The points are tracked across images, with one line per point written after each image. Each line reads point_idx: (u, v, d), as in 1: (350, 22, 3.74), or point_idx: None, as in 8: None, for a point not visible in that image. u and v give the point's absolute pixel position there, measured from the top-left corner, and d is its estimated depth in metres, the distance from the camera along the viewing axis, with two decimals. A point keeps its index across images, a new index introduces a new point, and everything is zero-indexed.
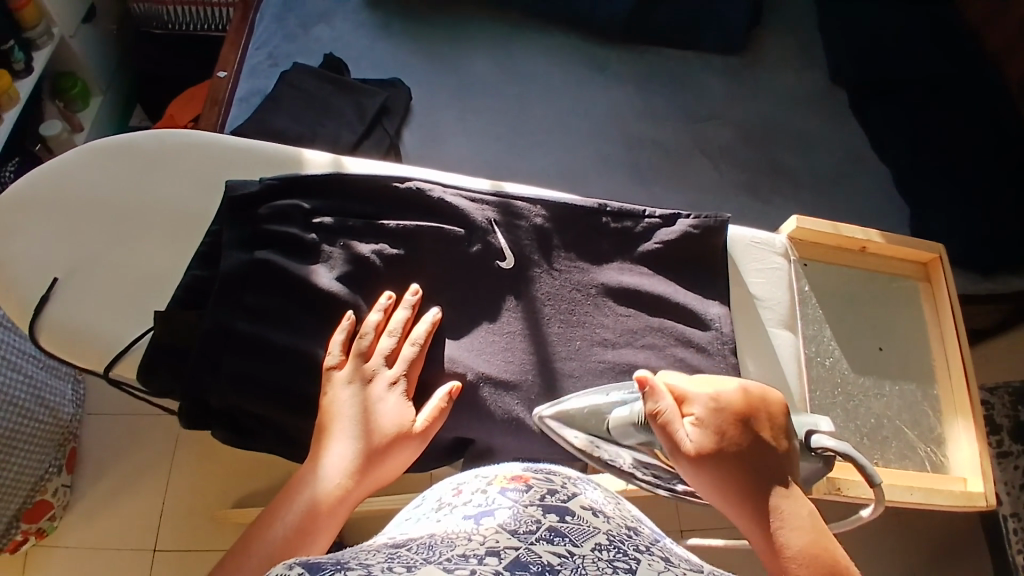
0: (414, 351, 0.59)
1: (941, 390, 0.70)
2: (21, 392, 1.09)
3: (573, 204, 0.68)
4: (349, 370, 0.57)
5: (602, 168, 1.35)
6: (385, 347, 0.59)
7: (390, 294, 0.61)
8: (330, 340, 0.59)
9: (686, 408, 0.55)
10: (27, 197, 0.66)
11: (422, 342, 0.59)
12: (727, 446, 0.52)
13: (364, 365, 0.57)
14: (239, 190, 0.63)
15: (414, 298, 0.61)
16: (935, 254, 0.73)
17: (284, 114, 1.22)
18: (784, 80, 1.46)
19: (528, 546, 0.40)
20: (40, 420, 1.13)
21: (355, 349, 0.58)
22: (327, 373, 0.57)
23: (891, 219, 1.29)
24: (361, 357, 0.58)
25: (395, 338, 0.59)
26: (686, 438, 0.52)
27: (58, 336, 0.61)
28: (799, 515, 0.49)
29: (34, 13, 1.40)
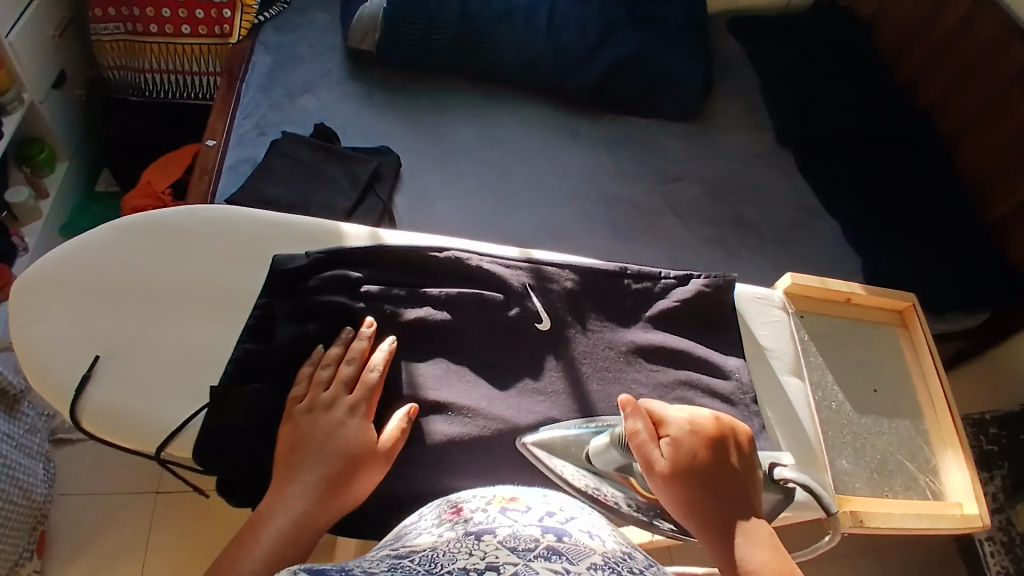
0: (374, 377, 0.60)
1: (929, 424, 0.78)
2: None
3: (598, 267, 0.74)
4: (310, 400, 0.58)
5: (584, 227, 1.42)
6: (344, 374, 0.59)
7: (349, 329, 0.63)
8: (300, 374, 0.60)
9: (662, 429, 0.59)
10: (62, 277, 0.65)
11: (381, 368, 0.61)
12: (698, 464, 0.56)
13: (323, 393, 0.58)
14: (286, 265, 0.65)
15: (369, 329, 0.62)
16: (908, 301, 0.83)
17: (277, 182, 1.24)
18: (739, 145, 1.61)
19: (526, 562, 0.40)
20: (13, 503, 1.04)
21: (314, 379, 0.59)
22: (292, 404, 0.58)
23: (846, 268, 1.42)
24: (322, 386, 0.58)
25: (355, 365, 0.60)
26: (661, 456, 0.57)
27: (106, 420, 0.60)
28: (757, 533, 0.55)
29: (6, 78, 1.34)
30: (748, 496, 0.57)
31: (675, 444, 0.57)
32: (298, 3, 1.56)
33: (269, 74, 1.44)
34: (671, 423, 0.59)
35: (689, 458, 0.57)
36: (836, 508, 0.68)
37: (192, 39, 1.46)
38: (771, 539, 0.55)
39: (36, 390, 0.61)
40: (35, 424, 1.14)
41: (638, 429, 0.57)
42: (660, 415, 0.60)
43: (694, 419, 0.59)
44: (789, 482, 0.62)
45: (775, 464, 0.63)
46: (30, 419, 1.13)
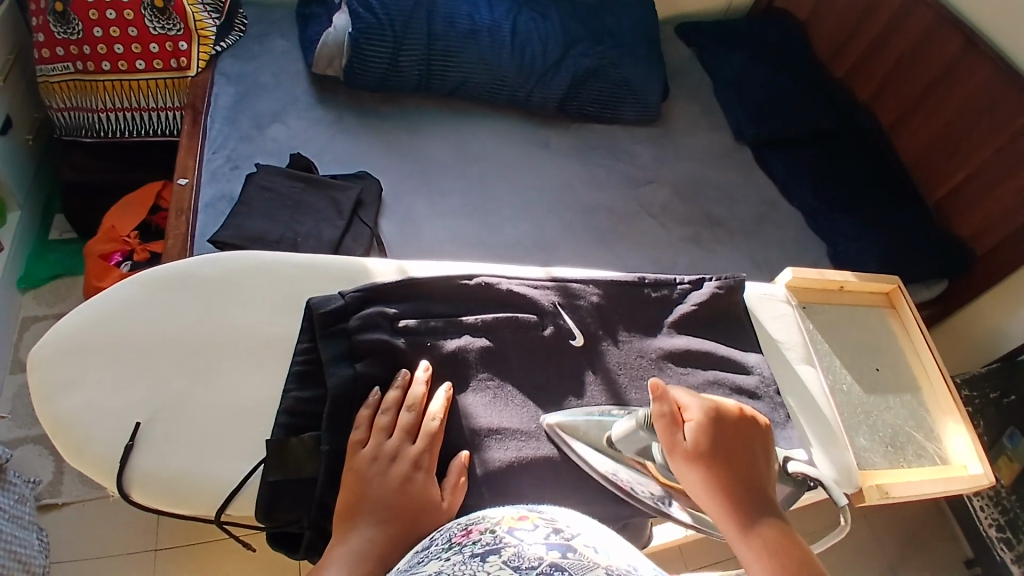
0: (435, 426, 0.60)
1: (928, 395, 0.85)
2: None
3: (619, 280, 0.77)
4: (374, 448, 0.57)
5: (567, 236, 1.45)
6: (405, 422, 0.59)
7: (405, 372, 0.63)
8: (357, 418, 0.59)
9: (685, 413, 0.62)
10: (86, 342, 0.63)
11: (441, 415, 0.61)
12: (722, 450, 0.59)
13: (387, 441, 0.58)
14: (324, 306, 0.64)
15: (426, 374, 0.63)
16: (894, 284, 0.90)
17: (260, 218, 1.22)
18: (700, 145, 1.68)
19: None
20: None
21: (376, 426, 0.59)
22: (353, 450, 0.58)
23: (814, 255, 1.51)
24: (384, 433, 0.58)
25: (415, 412, 0.60)
26: (686, 438, 0.60)
27: (159, 487, 0.58)
28: (768, 514, 0.58)
29: None
30: (767, 485, 0.60)
31: (699, 427, 0.60)
32: (255, 31, 1.52)
33: (234, 105, 1.40)
34: (696, 408, 0.62)
35: (712, 442, 0.59)
36: (860, 484, 0.73)
37: (147, 75, 1.39)
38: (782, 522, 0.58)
39: (74, 465, 0.59)
40: (24, 493, 1.07)
41: (666, 412, 0.60)
42: (683, 401, 0.63)
43: (715, 407, 0.62)
44: (800, 475, 0.65)
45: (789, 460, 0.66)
46: (17, 488, 1.05)
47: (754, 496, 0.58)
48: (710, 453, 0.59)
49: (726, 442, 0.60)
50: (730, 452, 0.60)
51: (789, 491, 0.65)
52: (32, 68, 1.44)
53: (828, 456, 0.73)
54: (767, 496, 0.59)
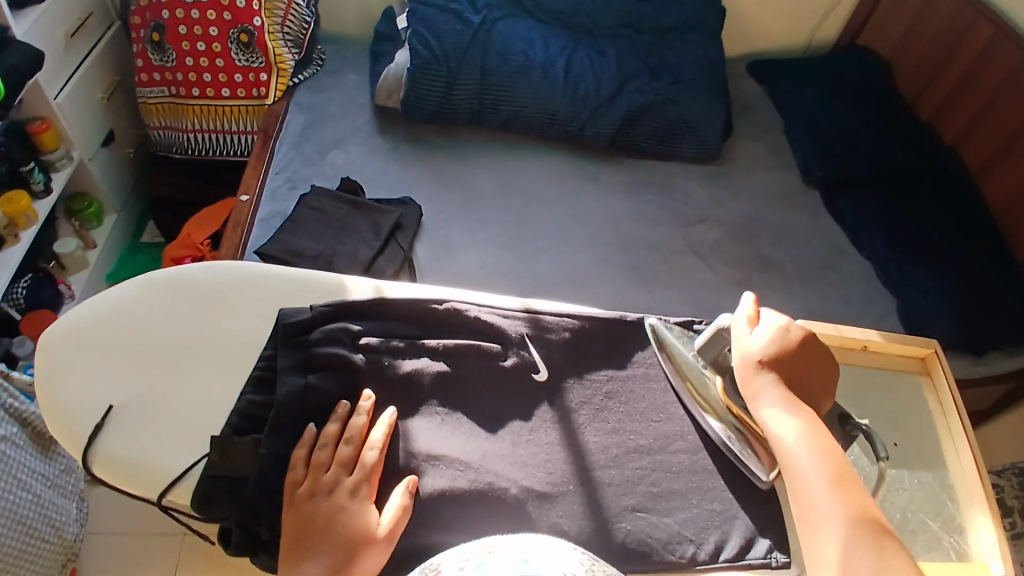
0: (372, 456, 0.60)
1: (955, 479, 0.75)
2: (28, 513, 1.08)
3: (598, 317, 0.74)
4: (309, 486, 0.58)
5: (603, 270, 1.41)
6: (344, 455, 0.60)
7: (346, 403, 0.64)
8: (292, 459, 0.60)
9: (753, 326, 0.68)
10: (86, 330, 0.70)
11: (380, 445, 0.61)
12: (780, 358, 0.64)
13: (323, 476, 0.59)
14: (291, 317, 0.68)
15: (368, 403, 0.63)
16: (930, 348, 0.82)
17: (304, 234, 1.30)
18: (762, 185, 1.58)
19: None
20: (45, 539, 1.11)
21: (313, 461, 0.60)
22: (291, 489, 0.59)
23: (881, 310, 1.36)
24: (321, 468, 0.59)
25: (353, 445, 0.61)
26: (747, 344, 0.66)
27: (114, 467, 0.62)
28: (819, 430, 0.61)
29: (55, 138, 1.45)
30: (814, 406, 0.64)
31: (762, 336, 0.65)
32: (332, 65, 1.67)
33: (302, 131, 1.53)
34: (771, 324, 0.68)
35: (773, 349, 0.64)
36: None
37: (231, 102, 1.56)
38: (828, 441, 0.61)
39: (53, 438, 0.64)
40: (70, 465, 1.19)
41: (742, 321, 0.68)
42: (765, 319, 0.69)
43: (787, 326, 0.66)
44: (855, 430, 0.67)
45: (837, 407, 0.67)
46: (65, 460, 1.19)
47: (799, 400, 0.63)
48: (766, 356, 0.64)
49: (790, 354, 0.65)
50: (790, 360, 0.65)
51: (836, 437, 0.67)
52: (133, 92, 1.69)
53: None
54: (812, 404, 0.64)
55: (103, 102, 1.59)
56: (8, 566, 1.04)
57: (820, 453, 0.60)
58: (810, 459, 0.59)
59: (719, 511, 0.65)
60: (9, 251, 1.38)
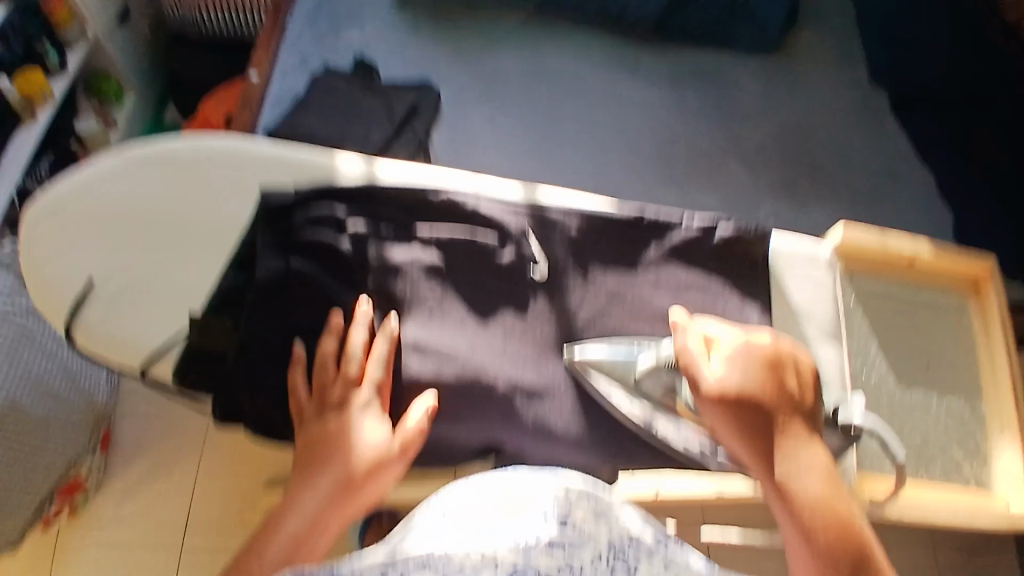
0: (377, 376, 0.57)
1: (988, 406, 0.70)
2: (57, 379, 1.16)
3: (609, 214, 0.67)
4: (317, 406, 0.56)
5: (632, 169, 1.31)
6: (349, 373, 0.57)
7: (339, 317, 0.59)
8: (291, 382, 0.57)
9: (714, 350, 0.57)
10: (64, 201, 0.66)
11: (385, 363, 0.58)
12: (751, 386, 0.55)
13: (331, 394, 0.56)
14: (274, 198, 0.63)
15: (366, 316, 0.59)
16: (985, 265, 0.72)
17: (315, 117, 1.23)
18: (823, 78, 1.40)
19: None
20: (72, 409, 1.18)
21: (316, 382, 0.56)
22: (298, 404, 0.57)
23: (934, 228, 1.25)
24: (328, 385, 0.56)
25: (359, 362, 0.57)
26: (713, 380, 0.55)
27: (97, 341, 0.62)
28: (815, 468, 0.56)
29: (68, 12, 1.40)
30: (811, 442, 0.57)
31: (729, 365, 0.56)
32: None
33: (315, 3, 1.41)
34: (732, 349, 0.57)
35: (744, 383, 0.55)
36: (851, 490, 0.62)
37: None
38: (827, 476, 0.56)
39: (39, 310, 0.64)
40: None
41: (687, 350, 0.57)
42: (717, 337, 0.58)
43: (752, 344, 0.57)
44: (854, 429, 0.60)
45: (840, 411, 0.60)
46: None
47: (788, 425, 0.56)
48: (740, 392, 0.55)
49: (763, 383, 0.56)
50: (766, 389, 0.56)
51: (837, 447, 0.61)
52: None
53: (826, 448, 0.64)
54: (801, 426, 0.56)
55: None
56: (32, 435, 1.12)
57: (820, 495, 0.55)
58: (808, 506, 0.55)
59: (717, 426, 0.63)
60: (28, 133, 1.35)
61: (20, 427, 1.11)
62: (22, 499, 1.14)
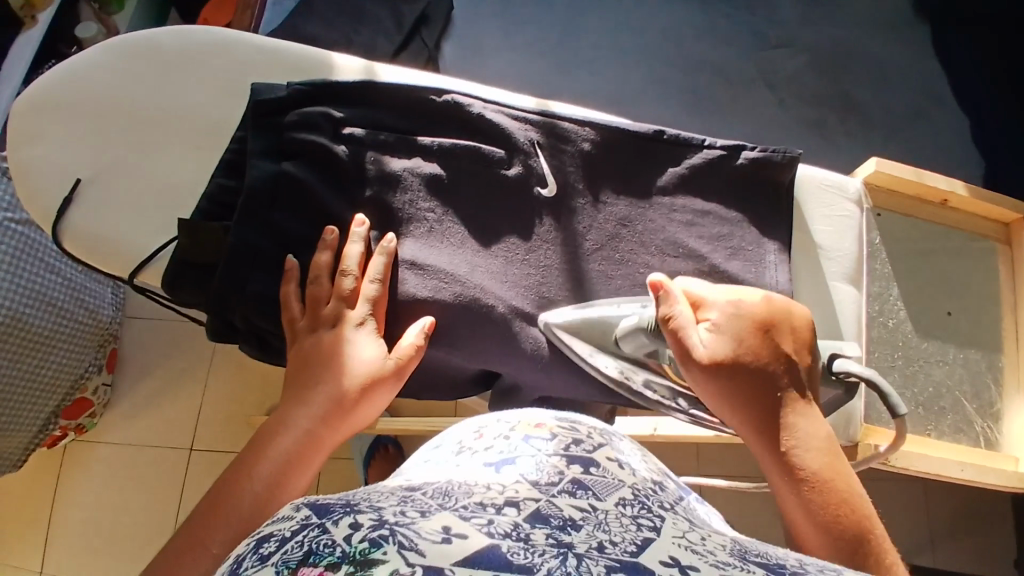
0: (374, 291, 0.55)
1: (1006, 361, 0.66)
2: (60, 294, 1.15)
3: (625, 128, 0.62)
4: (309, 321, 0.54)
5: (653, 95, 1.23)
6: (344, 288, 0.55)
7: (334, 230, 0.56)
8: (283, 295, 0.55)
9: (702, 312, 0.52)
10: (49, 94, 0.62)
11: (381, 278, 0.56)
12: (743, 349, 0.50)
13: (325, 309, 0.54)
14: (264, 94, 0.58)
15: (362, 230, 0.56)
16: (1022, 213, 0.67)
17: (317, 21, 1.15)
18: (871, 0, 1.27)
19: (550, 499, 0.36)
20: (80, 320, 1.20)
21: (309, 296, 0.54)
22: (289, 323, 0.54)
23: (968, 173, 1.18)
24: (322, 301, 0.54)
25: (354, 278, 0.55)
26: (701, 345, 0.50)
27: (83, 242, 0.58)
28: (814, 437, 0.48)
29: None
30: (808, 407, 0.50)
31: (716, 330, 0.50)
32: None
33: None
34: (715, 306, 0.52)
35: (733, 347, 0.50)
36: (857, 437, 0.60)
37: None
38: (829, 442, 0.49)
39: (26, 209, 0.61)
40: None
41: (673, 314, 0.51)
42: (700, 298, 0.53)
43: (736, 305, 0.51)
44: (852, 377, 0.53)
45: (837, 356, 0.52)
46: None
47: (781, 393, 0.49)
48: (730, 359, 0.49)
49: (752, 346, 0.50)
50: (757, 353, 0.50)
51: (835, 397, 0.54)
52: None
53: None
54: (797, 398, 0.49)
55: None
56: (40, 343, 1.13)
57: (822, 468, 0.47)
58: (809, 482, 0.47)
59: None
60: (28, 34, 1.33)
61: (25, 341, 1.11)
62: (30, 411, 1.17)
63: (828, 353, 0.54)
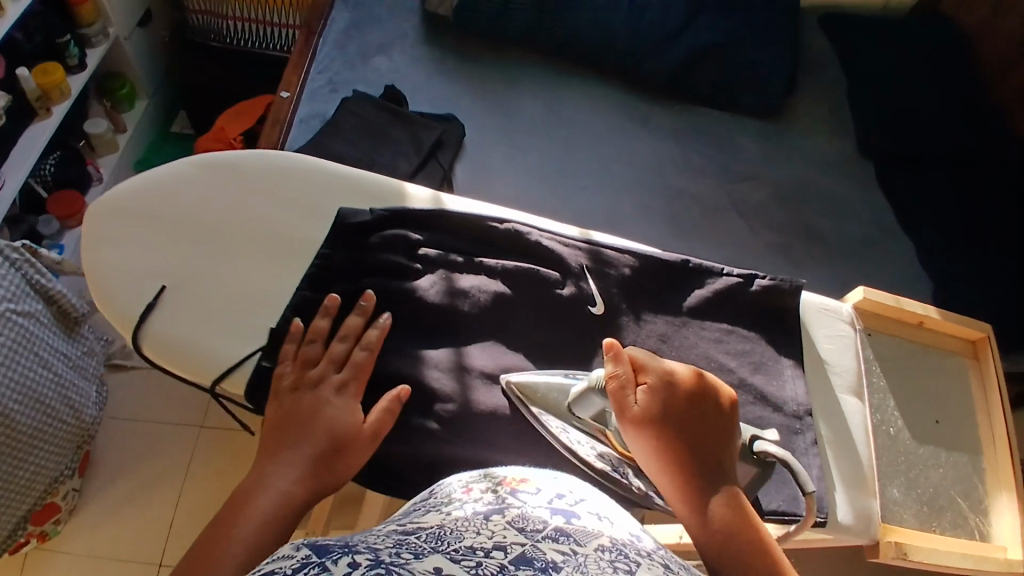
0: (362, 356, 0.60)
1: (987, 463, 0.75)
2: (50, 392, 1.11)
3: (659, 257, 0.72)
4: (295, 378, 0.59)
5: (642, 217, 1.38)
6: (336, 352, 0.60)
7: (334, 296, 0.62)
8: (283, 353, 0.61)
9: (641, 375, 0.59)
10: (134, 203, 0.68)
11: (373, 346, 0.61)
12: (676, 414, 0.57)
13: (311, 371, 0.59)
14: (351, 218, 0.66)
15: (388, 321, 0.63)
16: (984, 332, 0.79)
17: (342, 139, 1.26)
18: (816, 147, 1.50)
19: (535, 543, 0.40)
20: (62, 420, 1.14)
21: (302, 356, 0.60)
22: (276, 383, 0.59)
23: (916, 292, 1.34)
24: (310, 363, 0.60)
25: (346, 343, 0.61)
26: (636, 404, 0.57)
27: (162, 348, 0.62)
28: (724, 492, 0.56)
29: (94, 11, 1.43)
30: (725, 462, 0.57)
31: (650, 391, 0.57)
32: None
33: (346, 31, 1.46)
34: (651, 370, 0.59)
35: (665, 409, 0.56)
36: (879, 536, 0.66)
37: None
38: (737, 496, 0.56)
39: (98, 310, 0.64)
40: (92, 348, 1.25)
41: (616, 375, 0.58)
42: (641, 361, 0.60)
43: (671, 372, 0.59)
44: (770, 457, 0.61)
45: (756, 438, 0.60)
46: (87, 342, 1.23)
47: (704, 454, 0.56)
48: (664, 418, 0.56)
49: (681, 409, 0.57)
50: (681, 416, 0.57)
51: (752, 472, 0.61)
52: None
53: (848, 498, 0.66)
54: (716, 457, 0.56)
55: None
56: (23, 444, 1.07)
57: (731, 522, 0.54)
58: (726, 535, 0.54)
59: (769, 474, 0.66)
60: (42, 124, 1.36)
61: (10, 443, 1.05)
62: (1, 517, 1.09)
63: (750, 434, 0.63)
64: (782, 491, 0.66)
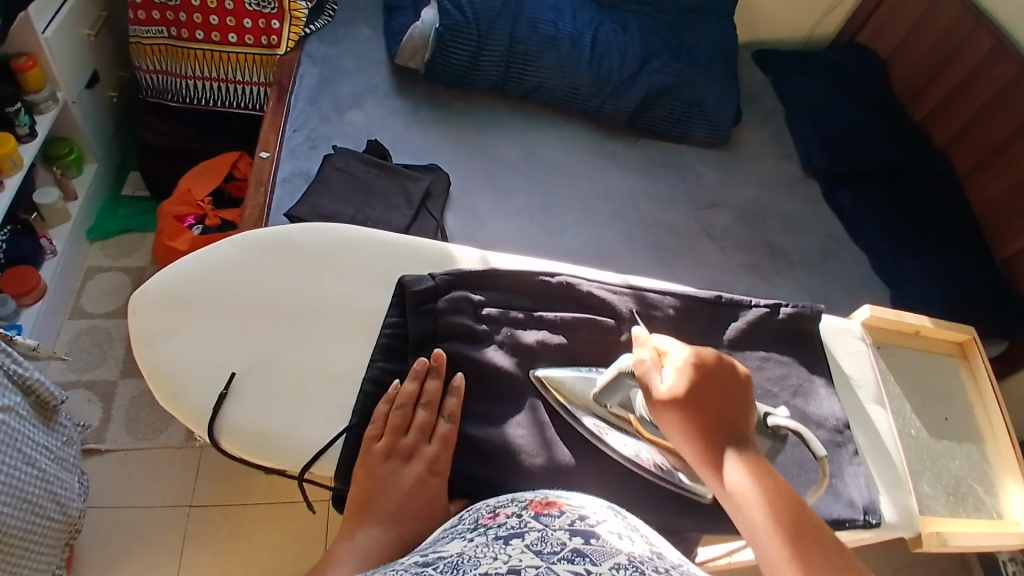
0: (447, 428, 0.70)
1: (992, 450, 0.88)
2: (34, 490, 1.02)
3: (697, 295, 0.81)
4: (387, 444, 0.68)
5: (625, 249, 1.43)
6: (421, 421, 0.70)
7: (423, 361, 0.72)
8: (375, 413, 0.70)
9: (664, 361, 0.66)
10: (192, 294, 0.78)
11: (454, 419, 0.71)
12: (699, 393, 0.63)
13: (401, 440, 0.69)
14: (416, 285, 0.77)
15: (459, 385, 0.73)
16: (970, 335, 0.91)
17: (332, 197, 1.25)
18: (769, 171, 1.64)
19: (550, 565, 0.42)
20: (51, 518, 1.07)
21: (393, 423, 0.69)
22: (368, 444, 0.69)
23: (876, 299, 1.46)
24: (400, 432, 0.69)
25: (430, 412, 0.71)
26: (662, 384, 0.64)
27: (242, 430, 0.71)
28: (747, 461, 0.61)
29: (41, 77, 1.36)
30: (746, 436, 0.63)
31: (674, 372, 0.64)
32: (345, 16, 1.60)
33: (317, 86, 1.47)
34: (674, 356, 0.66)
35: (689, 387, 0.63)
36: (921, 528, 0.75)
37: (238, 48, 1.50)
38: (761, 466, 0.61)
39: (173, 402, 0.73)
40: (71, 436, 1.17)
41: (642, 361, 0.66)
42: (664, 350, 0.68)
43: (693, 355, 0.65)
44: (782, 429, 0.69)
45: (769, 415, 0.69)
46: (67, 431, 1.15)
47: (721, 421, 0.62)
48: (684, 395, 0.63)
49: (702, 386, 0.63)
50: (704, 395, 0.63)
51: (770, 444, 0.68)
52: (125, 32, 1.61)
53: (892, 498, 0.74)
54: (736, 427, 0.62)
55: (90, 39, 1.48)
56: (15, 548, 1.00)
57: (761, 490, 0.59)
58: (751, 498, 0.59)
59: (817, 479, 0.72)
60: None
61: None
62: None
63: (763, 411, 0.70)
64: (841, 502, 0.71)
